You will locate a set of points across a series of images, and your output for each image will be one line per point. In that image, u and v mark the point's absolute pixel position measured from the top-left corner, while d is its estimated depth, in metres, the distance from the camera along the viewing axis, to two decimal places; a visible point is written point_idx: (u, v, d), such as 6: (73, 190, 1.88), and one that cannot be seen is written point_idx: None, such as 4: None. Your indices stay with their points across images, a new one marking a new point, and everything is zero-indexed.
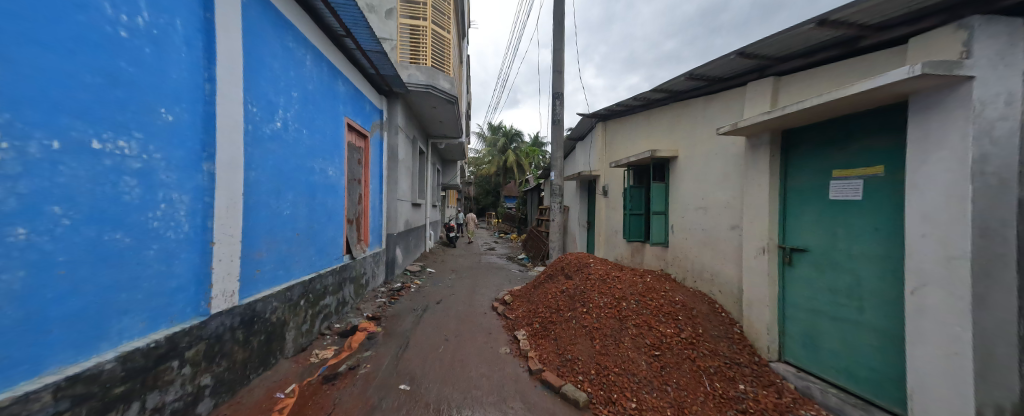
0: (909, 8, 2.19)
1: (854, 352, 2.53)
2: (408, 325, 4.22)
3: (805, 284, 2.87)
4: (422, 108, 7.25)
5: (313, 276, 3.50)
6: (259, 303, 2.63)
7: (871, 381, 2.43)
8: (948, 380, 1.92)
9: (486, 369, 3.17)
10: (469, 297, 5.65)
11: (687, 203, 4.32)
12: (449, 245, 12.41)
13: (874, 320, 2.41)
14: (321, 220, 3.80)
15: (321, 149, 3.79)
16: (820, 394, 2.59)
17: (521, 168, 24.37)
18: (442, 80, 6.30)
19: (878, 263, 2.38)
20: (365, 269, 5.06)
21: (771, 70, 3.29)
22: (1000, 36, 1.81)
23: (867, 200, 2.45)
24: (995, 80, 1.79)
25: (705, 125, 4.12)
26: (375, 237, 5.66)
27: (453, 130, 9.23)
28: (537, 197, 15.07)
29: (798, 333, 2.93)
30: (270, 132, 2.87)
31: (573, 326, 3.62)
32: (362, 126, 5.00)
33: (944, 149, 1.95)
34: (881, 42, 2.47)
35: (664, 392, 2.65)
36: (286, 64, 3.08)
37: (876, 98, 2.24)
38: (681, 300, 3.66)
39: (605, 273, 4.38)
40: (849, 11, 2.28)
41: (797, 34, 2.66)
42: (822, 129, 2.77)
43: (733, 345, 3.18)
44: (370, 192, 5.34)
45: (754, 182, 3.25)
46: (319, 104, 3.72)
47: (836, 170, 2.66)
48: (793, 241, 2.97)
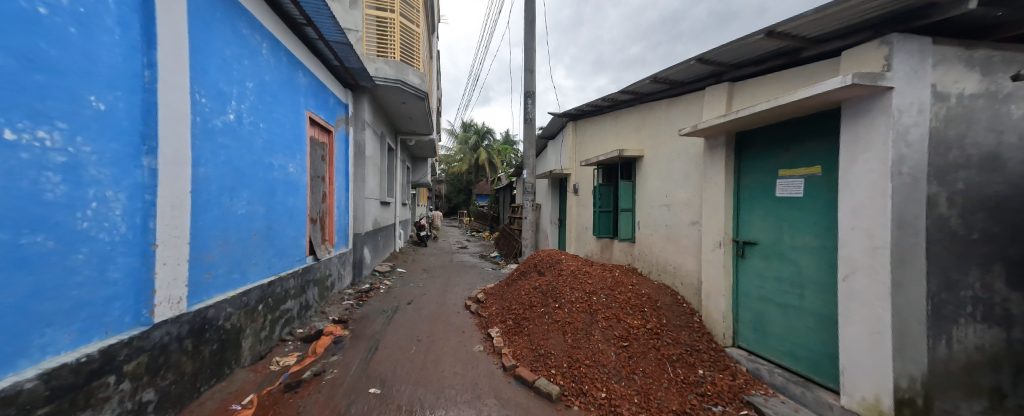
0: (841, 24, 2.42)
1: (797, 335, 2.79)
2: (378, 327, 4.12)
3: (756, 274, 3.12)
4: (391, 104, 7.08)
5: (272, 279, 3.34)
6: (210, 309, 2.47)
7: (810, 360, 2.70)
8: (872, 356, 2.16)
9: (459, 368, 3.19)
10: (441, 297, 5.61)
11: (652, 201, 4.53)
12: (420, 244, 12.15)
13: (813, 305, 2.66)
14: (280, 220, 3.62)
15: (281, 144, 3.60)
16: (768, 374, 2.85)
17: (493, 167, 24.30)
18: (411, 75, 6.19)
19: (816, 254, 2.64)
20: (330, 270, 4.89)
21: (726, 76, 3.52)
22: (913, 53, 2.10)
23: (806, 197, 2.71)
24: (909, 92, 2.08)
25: (668, 126, 4.34)
26: (341, 237, 5.47)
27: (423, 127, 9.08)
28: (509, 195, 15.13)
29: (749, 319, 3.19)
30: (221, 125, 2.69)
31: (546, 321, 3.69)
32: (326, 120, 4.82)
33: (868, 151, 2.18)
34: (819, 54, 2.71)
35: (632, 380, 2.78)
36: (240, 52, 2.90)
37: (815, 105, 2.47)
38: (647, 293, 3.84)
39: (577, 269, 4.50)
40: (793, 23, 2.49)
41: (748, 43, 2.86)
42: (768, 131, 3.02)
43: (693, 333, 3.40)
44: (335, 190, 5.15)
45: (711, 180, 3.47)
46: (278, 96, 3.54)
47: (780, 170, 2.91)
48: (745, 235, 3.21)
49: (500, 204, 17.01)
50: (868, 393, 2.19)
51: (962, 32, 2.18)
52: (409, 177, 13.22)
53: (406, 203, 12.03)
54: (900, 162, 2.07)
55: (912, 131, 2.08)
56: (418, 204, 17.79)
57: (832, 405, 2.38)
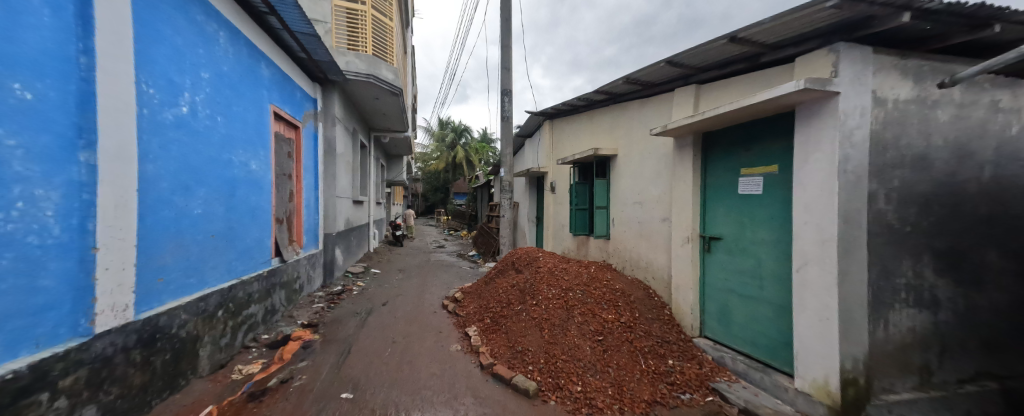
0: (795, 32, 2.57)
1: (757, 324, 2.97)
2: (351, 330, 4.00)
3: (720, 267, 3.28)
4: (363, 99, 6.87)
5: (234, 283, 3.16)
6: (162, 317, 2.31)
7: (769, 346, 2.87)
8: (821, 341, 2.33)
9: (436, 368, 3.16)
10: (417, 297, 5.52)
11: (625, 198, 4.66)
12: (396, 244, 11.88)
13: (771, 295, 2.84)
14: (242, 221, 3.42)
15: (241, 140, 3.40)
16: (732, 361, 3.02)
17: (470, 165, 24.11)
18: (384, 70, 6.04)
19: (773, 247, 2.81)
20: (299, 272, 4.69)
21: (693, 78, 3.67)
22: (856, 61, 2.28)
23: (765, 194, 2.88)
24: (853, 97, 2.25)
25: (640, 125, 4.47)
26: (310, 238, 5.26)
27: (398, 123, 8.87)
28: (487, 194, 15.10)
29: (715, 311, 3.36)
30: (173, 119, 2.52)
31: (523, 318, 3.71)
32: (292, 115, 4.60)
33: (818, 151, 2.34)
34: (775, 59, 2.87)
35: (606, 373, 2.87)
36: (193, 39, 2.72)
37: (773, 107, 2.62)
38: (621, 288, 3.94)
39: (554, 266, 4.55)
40: (753, 30, 2.61)
41: (713, 47, 2.99)
42: (731, 132, 3.18)
43: (664, 325, 3.53)
44: (303, 189, 4.93)
45: (680, 178, 3.61)
46: (237, 88, 3.35)
47: (742, 169, 3.08)
48: (711, 230, 3.37)
49: (477, 203, 16.93)
50: (817, 375, 2.37)
51: (897, 43, 2.39)
52: (383, 176, 12.89)
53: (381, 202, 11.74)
54: (846, 161, 2.24)
55: (856, 133, 2.26)
56: (393, 203, 17.39)
57: (788, 387, 2.55)
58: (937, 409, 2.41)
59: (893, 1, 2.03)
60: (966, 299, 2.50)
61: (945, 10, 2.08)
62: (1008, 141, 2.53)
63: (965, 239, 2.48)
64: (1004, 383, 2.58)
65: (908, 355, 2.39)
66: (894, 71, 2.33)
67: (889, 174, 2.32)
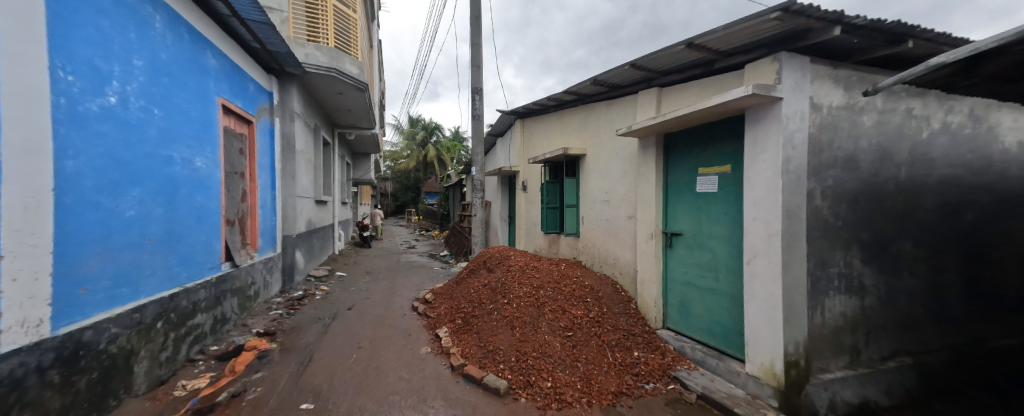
0: (745, 41, 2.74)
1: (713, 314, 3.15)
2: (313, 337, 3.81)
3: (681, 262, 3.46)
4: (326, 94, 6.56)
5: (176, 291, 2.90)
6: (87, 331, 2.08)
7: (723, 335, 3.06)
8: (768, 328, 2.52)
9: (404, 372, 3.08)
10: (386, 300, 5.35)
11: (593, 197, 4.78)
12: (363, 245, 11.46)
13: (725, 287, 3.02)
14: (185, 223, 3.15)
15: (183, 135, 3.13)
16: (691, 350, 3.19)
17: (442, 163, 23.73)
18: (348, 64, 5.82)
19: (728, 242, 3.00)
20: (254, 278, 4.40)
21: (656, 81, 3.83)
22: (796, 70, 2.48)
23: (720, 192, 3.06)
24: (794, 102, 2.45)
25: (607, 126, 4.60)
26: (267, 241, 4.93)
27: (365, 120, 8.55)
28: (459, 193, 14.93)
29: (676, 303, 3.53)
30: (98, 110, 2.26)
31: (494, 317, 3.69)
32: (244, 110, 4.29)
33: (765, 152, 2.52)
34: (728, 66, 3.05)
35: (576, 368, 2.93)
36: (122, 23, 2.46)
37: (726, 110, 2.79)
38: (590, 284, 4.04)
39: (525, 265, 4.57)
40: (708, 37, 2.76)
41: (673, 52, 3.13)
42: (690, 133, 3.35)
43: (630, 319, 3.67)
44: (258, 189, 4.62)
45: (644, 177, 3.75)
46: (178, 78, 3.07)
47: (700, 168, 3.25)
48: (673, 227, 3.53)
49: (450, 202, 16.68)
50: (765, 359, 2.56)
51: (831, 54, 2.63)
52: (350, 174, 12.39)
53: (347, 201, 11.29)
54: (789, 162, 2.43)
55: (797, 136, 2.46)
56: (361, 203, 16.76)
57: (740, 372, 2.74)
58: (864, 384, 2.68)
59: (826, 15, 2.23)
60: (888, 285, 2.80)
61: (869, 25, 2.31)
62: (920, 144, 2.86)
63: (887, 231, 2.77)
64: (919, 358, 2.92)
65: (840, 337, 2.65)
66: (828, 80, 2.57)
67: (824, 173, 2.55)
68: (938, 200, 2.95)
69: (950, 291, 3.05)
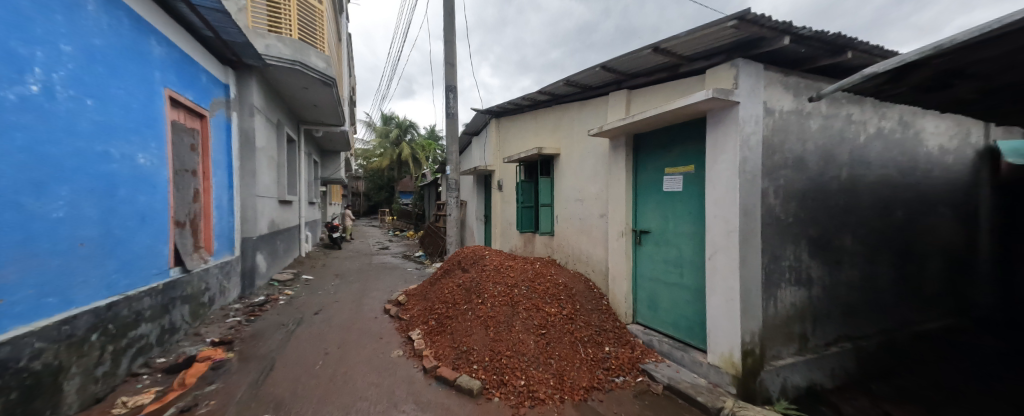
0: (706, 47, 2.88)
1: (679, 308, 3.29)
2: (275, 345, 3.61)
3: (649, 258, 3.58)
4: (290, 88, 6.26)
5: (115, 299, 2.65)
6: (5, 348, 1.85)
7: (688, 327, 3.20)
8: (727, 319, 2.67)
9: (374, 377, 2.99)
10: (356, 303, 5.17)
11: (567, 196, 4.85)
12: (333, 246, 11.02)
13: (689, 282, 3.16)
14: (126, 226, 2.90)
15: (123, 130, 2.87)
16: (658, 343, 3.32)
17: (416, 162, 23.23)
18: (314, 57, 5.62)
19: (691, 238, 3.14)
20: (208, 283, 4.10)
21: (625, 84, 3.94)
22: (750, 76, 2.63)
23: (684, 191, 3.19)
24: (749, 106, 2.60)
25: (580, 126, 4.68)
26: (224, 244, 4.62)
27: (333, 117, 8.21)
28: (434, 193, 14.66)
29: (645, 298, 3.65)
30: (16, 99, 2.03)
31: (468, 317, 3.65)
32: (196, 103, 4.00)
33: (724, 153, 2.66)
34: (690, 70, 3.18)
35: (548, 365, 2.97)
36: (46, 3, 2.22)
37: (690, 113, 2.92)
38: (563, 282, 4.10)
39: (499, 264, 4.57)
40: (672, 42, 2.87)
41: (640, 56, 3.23)
42: (657, 134, 3.48)
43: (602, 315, 3.76)
44: (212, 188, 4.32)
45: (615, 176, 3.85)
46: (116, 66, 2.81)
47: (666, 168, 3.38)
48: (641, 224, 3.65)
49: (424, 202, 16.38)
50: (724, 349, 2.70)
51: (784, 62, 2.81)
52: (318, 173, 11.88)
53: (315, 201, 10.82)
54: (745, 162, 2.58)
55: (752, 138, 2.61)
56: (330, 203, 16.11)
57: (702, 362, 2.88)
58: (811, 368, 2.90)
59: (777, 25, 2.38)
60: (832, 277, 3.05)
61: (814, 36, 2.50)
62: (859, 147, 3.13)
63: (831, 227, 3.01)
64: (858, 342, 3.19)
65: (791, 325, 2.85)
66: (780, 86, 2.75)
67: (776, 173, 2.73)
68: (874, 198, 3.24)
69: (884, 280, 3.36)
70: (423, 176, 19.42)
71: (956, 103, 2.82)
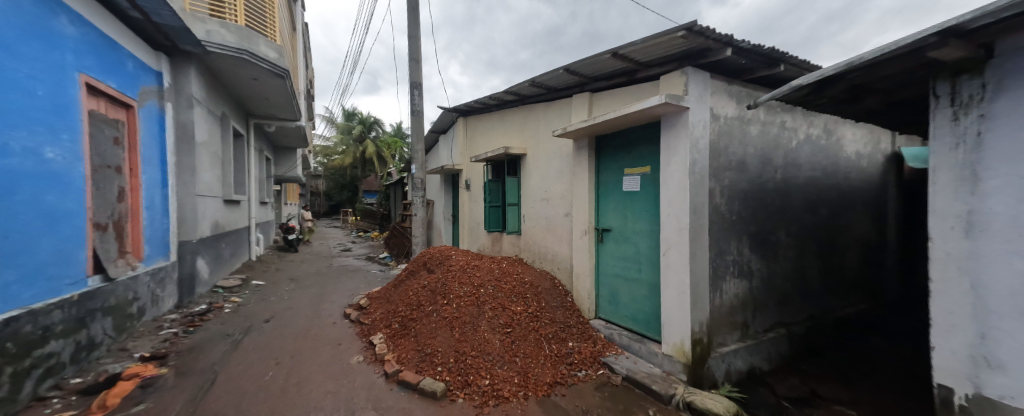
0: (660, 55, 3.03)
1: (637, 302, 3.44)
2: (217, 357, 3.31)
3: (611, 256, 3.71)
4: (237, 79, 5.79)
5: (16, 314, 2.30)
6: None
7: (645, 320, 3.36)
8: (679, 311, 2.84)
9: (330, 386, 2.85)
10: (313, 309, 4.89)
11: (533, 196, 4.91)
12: (289, 249, 10.35)
13: (647, 277, 3.32)
14: (30, 229, 2.53)
15: (27, 119, 2.52)
16: (619, 337, 3.46)
17: (381, 160, 22.41)
18: (264, 46, 5.23)
19: (648, 236, 3.30)
20: (137, 292, 3.69)
21: (588, 87, 4.05)
22: (698, 83, 2.82)
23: (642, 191, 3.35)
24: (698, 111, 2.79)
25: (546, 127, 4.76)
26: (157, 248, 4.18)
27: (287, 111, 7.69)
28: (400, 192, 14.21)
29: (607, 294, 3.79)
30: None
31: (433, 319, 3.58)
32: (120, 91, 3.58)
33: (676, 155, 2.82)
34: (646, 76, 3.34)
35: (514, 363, 2.99)
36: None
37: (646, 117, 3.06)
38: (529, 280, 4.15)
39: (466, 264, 4.52)
40: (629, 49, 2.99)
41: (601, 60, 3.34)
42: (617, 136, 3.61)
43: (566, 311, 3.84)
44: (142, 186, 3.90)
45: (578, 176, 3.95)
46: (17, 47, 2.46)
47: (626, 169, 3.52)
48: (603, 223, 3.77)
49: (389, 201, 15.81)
50: (676, 339, 2.88)
51: (728, 72, 3.04)
52: (271, 171, 11.09)
53: (268, 201, 10.09)
54: (694, 164, 2.76)
55: (700, 141, 2.80)
56: (285, 202, 15.08)
57: (658, 353, 3.04)
58: (751, 353, 3.17)
59: (720, 37, 2.57)
60: (769, 269, 3.34)
61: (753, 49, 2.72)
62: (791, 151, 3.46)
63: (768, 224, 3.30)
64: (790, 327, 3.53)
65: (734, 314, 3.09)
66: (724, 94, 2.98)
67: (722, 175, 2.95)
68: (804, 198, 3.60)
69: (813, 271, 3.74)
70: (389, 174, 18.79)
71: (869, 114, 3.20)
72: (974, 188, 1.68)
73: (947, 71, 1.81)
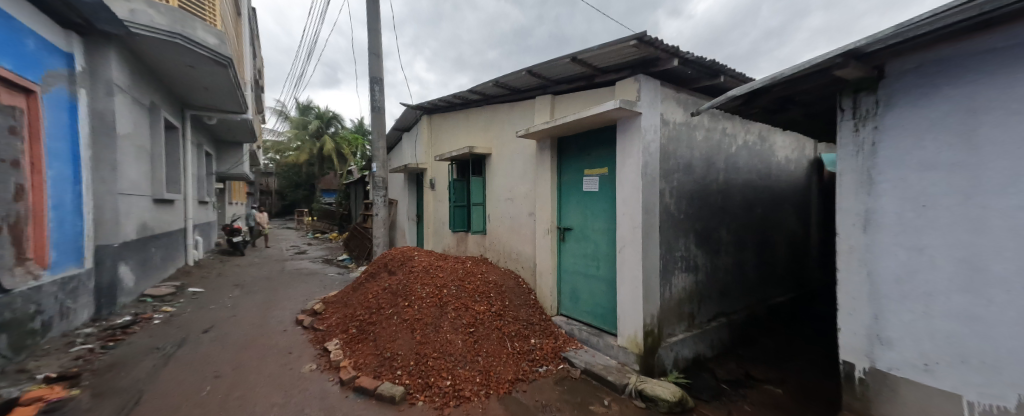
0: (615, 62, 3.17)
1: (596, 298, 3.58)
2: (142, 374, 2.98)
3: (572, 254, 3.83)
4: (170, 65, 5.25)
5: None
6: None
7: (602, 315, 3.51)
8: (632, 304, 3.00)
9: (278, 397, 2.68)
10: (260, 316, 4.55)
11: (498, 195, 4.93)
12: (234, 252, 9.53)
13: (605, 273, 3.47)
14: None
15: None
16: (578, 332, 3.58)
17: (340, 157, 21.33)
18: (202, 32, 4.80)
19: (606, 234, 3.44)
20: (42, 304, 3.22)
21: (550, 89, 4.13)
22: (649, 90, 3.00)
23: (601, 191, 3.49)
24: (650, 116, 2.96)
25: (510, 127, 4.79)
26: (69, 254, 3.68)
27: (232, 103, 7.08)
28: (361, 191, 13.62)
29: (567, 291, 3.90)
30: None
31: (393, 322, 3.48)
32: (19, 74, 3.10)
33: (630, 157, 2.97)
34: (603, 81, 3.48)
35: (476, 362, 2.99)
36: None
37: (602, 120, 3.20)
38: (493, 279, 4.16)
39: (429, 265, 4.44)
40: (587, 55, 3.10)
41: (561, 64, 3.42)
42: (578, 138, 3.73)
43: (530, 309, 3.91)
44: (48, 183, 3.40)
45: (541, 176, 4.03)
46: None
47: (586, 170, 3.65)
48: (565, 222, 3.88)
49: (349, 201, 15.10)
50: (630, 331, 3.04)
51: (677, 81, 3.25)
52: (213, 167, 10.15)
53: (208, 200, 9.23)
54: (646, 166, 2.93)
55: (652, 145, 2.97)
56: (230, 202, 13.87)
57: (613, 345, 3.19)
58: (697, 342, 3.42)
59: (668, 48, 2.75)
60: (712, 263, 3.63)
61: (697, 60, 2.94)
62: (732, 156, 3.77)
63: (711, 222, 3.58)
64: (731, 317, 3.85)
65: (681, 306, 3.32)
66: (673, 101, 3.19)
67: (671, 176, 3.16)
68: (742, 198, 3.95)
69: (749, 265, 4.12)
70: (349, 173, 17.92)
71: (796, 123, 3.58)
72: (870, 190, 1.94)
73: (850, 87, 2.07)
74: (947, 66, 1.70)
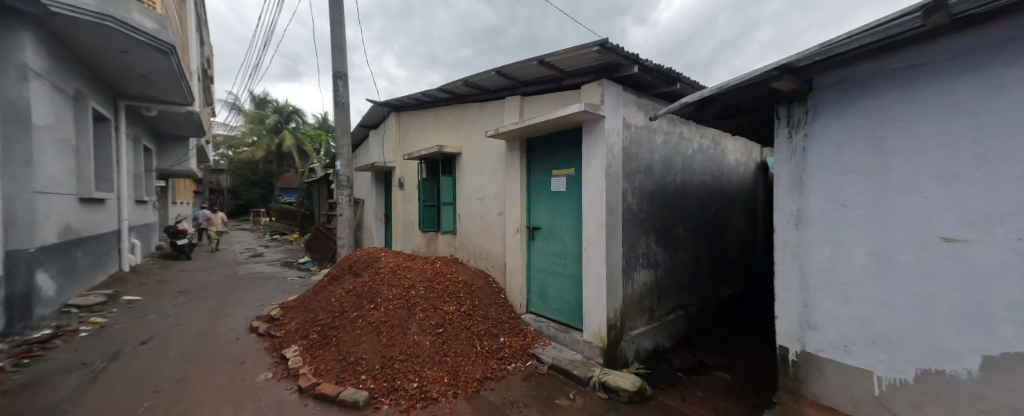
0: (581, 67, 3.27)
1: (563, 294, 3.67)
2: (66, 393, 2.69)
3: (540, 252, 3.90)
4: (99, 50, 4.75)
5: None
6: None
7: (569, 311, 3.61)
8: (597, 300, 3.11)
9: (228, 410, 2.52)
10: (209, 324, 4.24)
11: (468, 195, 4.92)
12: (180, 256, 8.78)
13: (571, 271, 3.57)
14: None
15: None
16: (546, 329, 3.65)
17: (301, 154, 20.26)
18: (139, 15, 4.40)
19: (573, 233, 3.54)
20: None
21: (519, 90, 4.18)
22: (612, 94, 3.13)
23: (568, 190, 3.58)
24: (612, 120, 3.08)
25: (479, 127, 4.80)
26: None
27: (176, 93, 6.52)
28: (324, 190, 13.02)
29: (536, 289, 3.97)
30: None
31: (358, 325, 3.37)
32: None
33: (595, 159, 3.08)
34: (569, 84, 3.57)
35: (444, 363, 2.97)
36: None
37: (568, 122, 3.29)
38: (463, 279, 4.15)
39: (396, 266, 4.34)
40: (554, 58, 3.18)
41: (529, 66, 3.48)
42: (546, 139, 3.80)
43: (499, 308, 3.93)
44: None
45: (511, 176, 4.07)
46: None
47: (554, 171, 3.73)
48: (534, 221, 3.95)
49: (312, 200, 14.40)
50: (594, 326, 3.15)
51: (638, 86, 3.41)
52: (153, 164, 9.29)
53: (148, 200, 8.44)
54: (609, 167, 3.05)
55: (615, 147, 3.10)
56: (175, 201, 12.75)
57: (579, 340, 3.29)
58: (656, 333, 3.61)
59: (628, 55, 2.88)
60: (670, 259, 3.83)
61: (656, 67, 3.10)
62: (688, 158, 4.01)
63: (669, 220, 3.78)
64: (687, 309, 4.10)
65: (642, 300, 3.49)
66: (634, 106, 3.35)
67: (632, 177, 3.30)
68: (697, 198, 4.20)
69: (703, 260, 4.40)
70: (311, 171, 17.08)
71: (744, 129, 3.86)
72: (802, 191, 2.15)
73: (785, 98, 2.27)
74: (863, 82, 1.92)
